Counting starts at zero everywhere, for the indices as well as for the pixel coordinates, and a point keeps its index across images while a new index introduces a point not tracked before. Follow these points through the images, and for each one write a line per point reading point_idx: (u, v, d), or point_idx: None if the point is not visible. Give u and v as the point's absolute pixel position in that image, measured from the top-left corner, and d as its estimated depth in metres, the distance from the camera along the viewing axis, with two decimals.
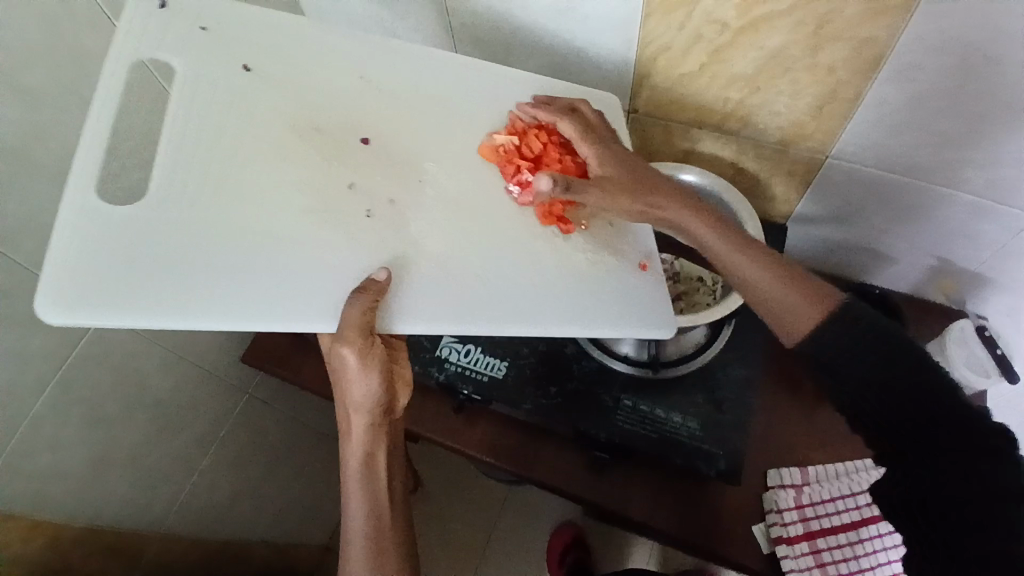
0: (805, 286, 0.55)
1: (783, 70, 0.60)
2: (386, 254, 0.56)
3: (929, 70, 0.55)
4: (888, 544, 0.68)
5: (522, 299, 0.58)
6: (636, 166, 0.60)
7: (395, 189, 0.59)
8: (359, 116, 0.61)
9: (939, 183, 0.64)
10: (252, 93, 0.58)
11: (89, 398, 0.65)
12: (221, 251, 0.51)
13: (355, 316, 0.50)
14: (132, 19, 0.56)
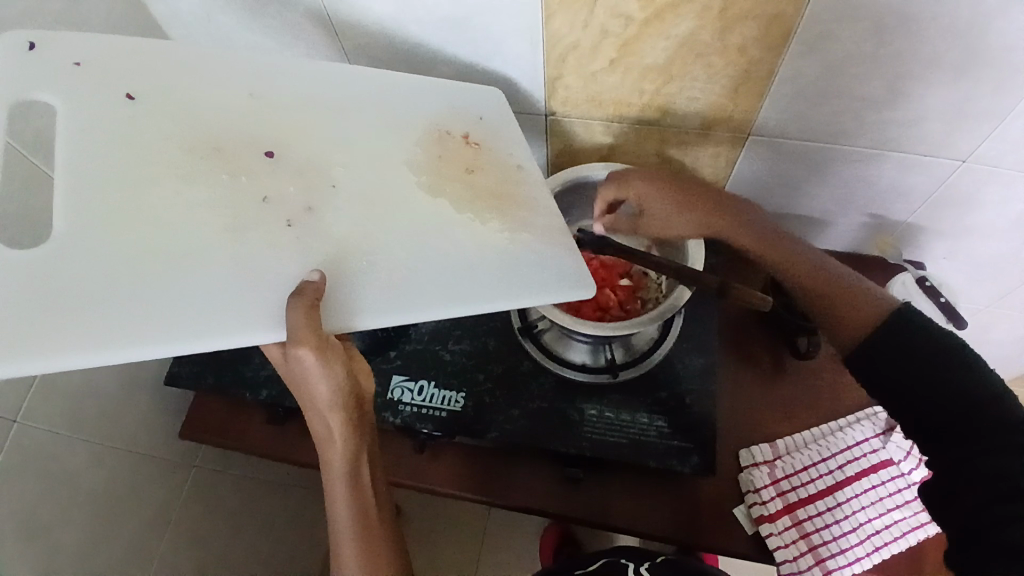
0: (866, 303, 0.56)
1: (694, 56, 0.59)
2: (311, 259, 0.51)
3: (841, 38, 0.54)
4: (865, 503, 0.69)
5: (463, 283, 0.53)
6: (704, 195, 0.65)
7: (309, 197, 0.54)
8: (259, 129, 0.56)
9: (865, 145, 0.64)
10: (140, 120, 0.53)
11: (20, 510, 0.59)
12: (141, 278, 0.47)
13: (301, 320, 0.45)
14: (7, 63, 0.51)
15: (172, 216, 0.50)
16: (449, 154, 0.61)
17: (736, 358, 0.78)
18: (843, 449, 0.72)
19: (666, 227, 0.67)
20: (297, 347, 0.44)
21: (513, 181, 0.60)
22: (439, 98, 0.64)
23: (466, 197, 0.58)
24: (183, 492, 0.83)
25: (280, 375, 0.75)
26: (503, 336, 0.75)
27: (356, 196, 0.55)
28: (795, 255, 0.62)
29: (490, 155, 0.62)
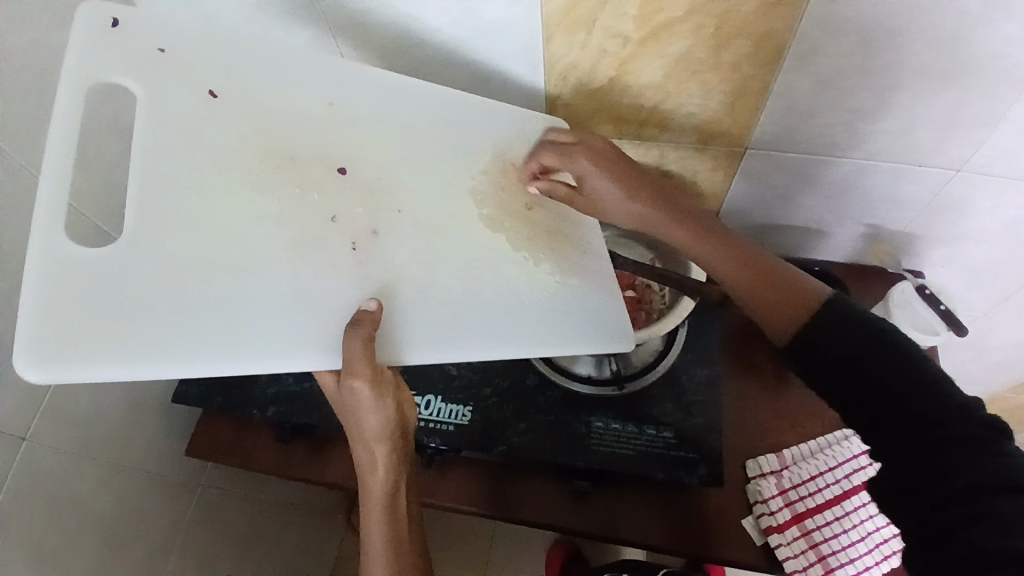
0: (795, 291, 0.56)
1: (690, 73, 0.61)
2: (368, 290, 0.51)
3: (832, 52, 0.55)
4: (873, 512, 0.69)
5: (512, 313, 0.56)
6: (631, 168, 0.60)
7: (375, 221, 0.54)
8: (331, 145, 0.55)
9: (860, 156, 0.66)
10: (215, 117, 0.51)
11: (30, 529, 0.59)
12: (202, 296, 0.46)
13: (358, 352, 0.47)
14: (87, 41, 0.48)
15: (246, 224, 0.49)
16: (510, 184, 0.62)
17: (740, 369, 0.79)
18: (851, 457, 0.72)
19: (597, 195, 0.60)
20: (355, 379, 0.47)
21: (565, 221, 0.63)
22: (496, 117, 0.64)
23: (524, 234, 0.60)
24: (190, 511, 0.83)
25: (289, 393, 0.76)
26: (509, 350, 0.76)
27: (418, 223, 0.56)
28: (719, 233, 0.61)
29: (548, 187, 0.64)
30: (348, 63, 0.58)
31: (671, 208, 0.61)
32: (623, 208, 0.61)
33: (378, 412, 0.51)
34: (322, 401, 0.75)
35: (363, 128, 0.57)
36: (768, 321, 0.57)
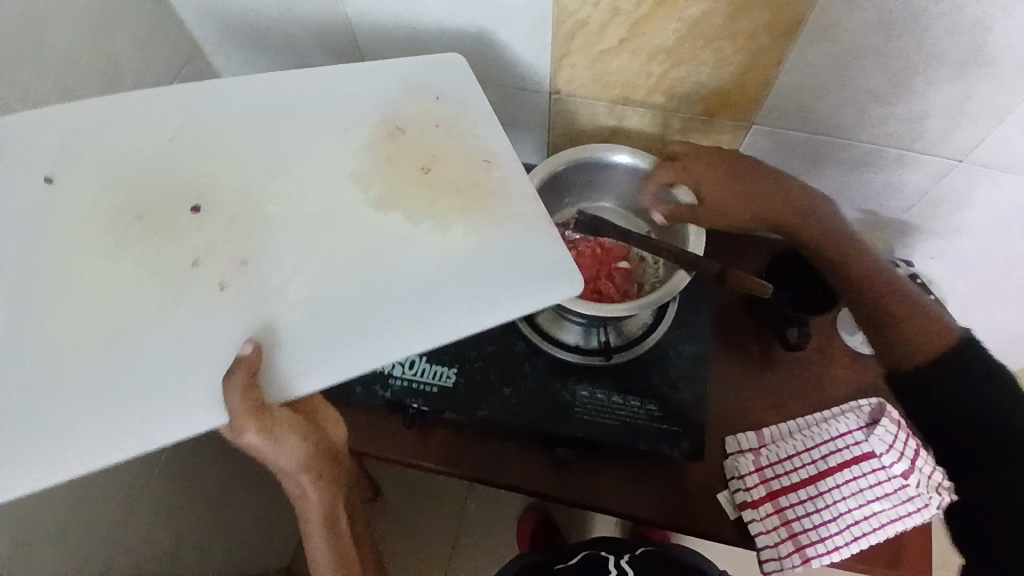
0: (927, 324, 0.52)
1: (703, 41, 0.59)
2: (249, 320, 0.44)
3: (850, 29, 0.54)
4: (845, 493, 0.69)
5: (421, 305, 0.46)
6: (770, 187, 0.60)
7: (246, 249, 0.47)
8: (183, 178, 0.50)
9: (865, 140, 0.65)
10: (65, 237, 0.46)
11: None
12: (75, 389, 0.40)
13: (239, 403, 0.40)
14: None
15: (100, 300, 0.44)
16: (401, 149, 0.53)
17: (727, 346, 0.79)
18: (827, 439, 0.72)
19: (721, 205, 0.62)
20: (244, 431, 0.41)
21: (479, 169, 0.53)
22: (400, 91, 0.57)
23: (422, 200, 0.50)
24: None
25: None
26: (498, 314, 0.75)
27: (302, 229, 0.48)
28: (858, 257, 0.57)
29: (449, 140, 0.54)
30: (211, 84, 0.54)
31: (806, 229, 0.59)
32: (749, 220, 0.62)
33: (291, 442, 0.46)
34: None
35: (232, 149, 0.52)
36: (893, 355, 0.53)
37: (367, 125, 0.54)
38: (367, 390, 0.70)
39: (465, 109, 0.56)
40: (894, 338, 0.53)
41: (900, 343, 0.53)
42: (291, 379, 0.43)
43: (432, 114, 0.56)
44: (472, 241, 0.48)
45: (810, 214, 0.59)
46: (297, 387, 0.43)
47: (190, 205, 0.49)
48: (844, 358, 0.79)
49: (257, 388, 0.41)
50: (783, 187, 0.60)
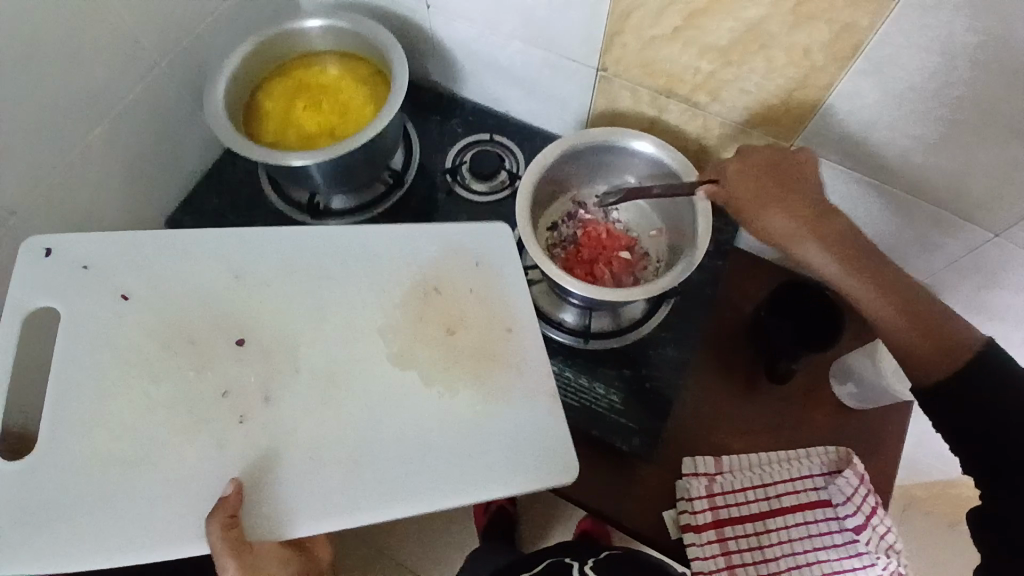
0: (936, 332, 0.50)
1: (758, 46, 0.57)
2: (235, 463, 0.53)
3: (908, 64, 0.52)
4: (792, 537, 0.68)
5: (414, 463, 0.55)
6: (818, 206, 0.56)
7: (268, 384, 0.56)
8: (230, 315, 0.58)
9: (903, 189, 0.63)
10: (126, 327, 0.56)
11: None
12: (115, 489, 0.51)
13: (221, 541, 0.49)
14: (27, 283, 0.57)
15: (143, 432, 0.53)
16: (429, 311, 0.61)
17: (713, 363, 0.77)
18: (786, 479, 0.70)
19: (780, 240, 0.56)
20: (226, 567, 0.50)
21: (496, 336, 0.60)
22: (436, 241, 0.64)
23: (439, 360, 0.59)
24: None
25: None
26: None
27: (309, 373, 0.57)
28: (903, 283, 0.52)
29: (479, 307, 0.61)
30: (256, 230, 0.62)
31: (862, 261, 0.53)
32: (814, 263, 0.55)
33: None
34: None
35: (294, 249, 0.62)
36: (918, 376, 0.52)
37: (404, 284, 0.62)
38: None
39: (501, 276, 0.63)
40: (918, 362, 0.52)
41: (917, 368, 0.51)
42: (279, 526, 0.52)
43: (468, 278, 0.62)
44: (457, 408, 0.57)
45: (857, 234, 0.55)
46: (286, 529, 0.52)
47: (235, 338, 0.58)
48: (827, 407, 0.76)
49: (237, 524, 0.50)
50: (828, 209, 0.56)
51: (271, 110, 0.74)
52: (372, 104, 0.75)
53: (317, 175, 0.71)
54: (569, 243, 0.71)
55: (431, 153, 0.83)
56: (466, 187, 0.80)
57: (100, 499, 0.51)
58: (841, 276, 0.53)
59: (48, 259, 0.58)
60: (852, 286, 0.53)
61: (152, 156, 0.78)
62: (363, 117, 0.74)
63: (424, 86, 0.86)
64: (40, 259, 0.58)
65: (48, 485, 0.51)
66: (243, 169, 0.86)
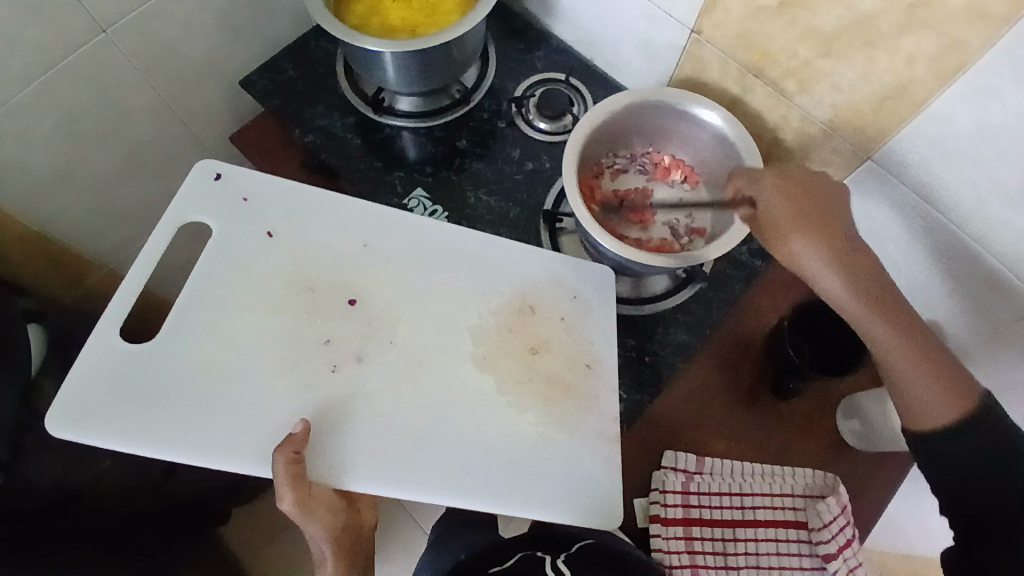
0: (955, 381, 0.51)
1: (861, 40, 0.54)
2: (307, 404, 0.60)
3: (1011, 99, 0.49)
4: (759, 550, 0.67)
5: (465, 456, 0.61)
6: (848, 234, 0.54)
7: (364, 348, 0.64)
8: (351, 278, 0.66)
9: (968, 236, 0.59)
10: (262, 259, 0.65)
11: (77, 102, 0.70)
12: (213, 397, 0.59)
13: (284, 472, 0.56)
14: (197, 194, 0.67)
15: (243, 347, 0.61)
16: (521, 328, 0.67)
17: (719, 362, 0.75)
18: (766, 493, 0.68)
19: (799, 259, 0.54)
20: (285, 497, 0.56)
21: (577, 372, 0.66)
22: (546, 270, 0.70)
23: (518, 376, 0.65)
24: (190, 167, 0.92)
25: (331, 131, 0.79)
26: (528, 212, 0.76)
27: (404, 355, 0.64)
28: (905, 321, 0.53)
29: (565, 338, 0.68)
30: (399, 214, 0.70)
31: (874, 295, 0.53)
32: (825, 285, 0.54)
33: (319, 523, 0.61)
34: (354, 154, 0.78)
35: (418, 245, 0.69)
36: (913, 414, 0.53)
37: (506, 298, 0.68)
38: None
39: (593, 314, 0.69)
40: (911, 399, 0.53)
41: (921, 409, 0.52)
42: (340, 474, 0.59)
43: (563, 307, 0.69)
44: (512, 419, 0.63)
45: (875, 267, 0.54)
46: (345, 481, 0.59)
47: (349, 297, 0.65)
48: (824, 437, 0.73)
49: (301, 462, 0.57)
50: (852, 236, 0.54)
51: None
52: (459, 11, 0.75)
53: (391, 70, 0.72)
54: (629, 197, 0.70)
55: (506, 80, 0.82)
56: (529, 122, 0.79)
57: (198, 402, 0.59)
58: (852, 304, 0.53)
59: (215, 182, 0.68)
60: (861, 315, 0.53)
61: (245, 9, 0.80)
62: (447, 20, 0.74)
63: (518, 12, 0.85)
64: (208, 180, 0.67)
65: (162, 376, 0.59)
66: (323, 47, 0.85)
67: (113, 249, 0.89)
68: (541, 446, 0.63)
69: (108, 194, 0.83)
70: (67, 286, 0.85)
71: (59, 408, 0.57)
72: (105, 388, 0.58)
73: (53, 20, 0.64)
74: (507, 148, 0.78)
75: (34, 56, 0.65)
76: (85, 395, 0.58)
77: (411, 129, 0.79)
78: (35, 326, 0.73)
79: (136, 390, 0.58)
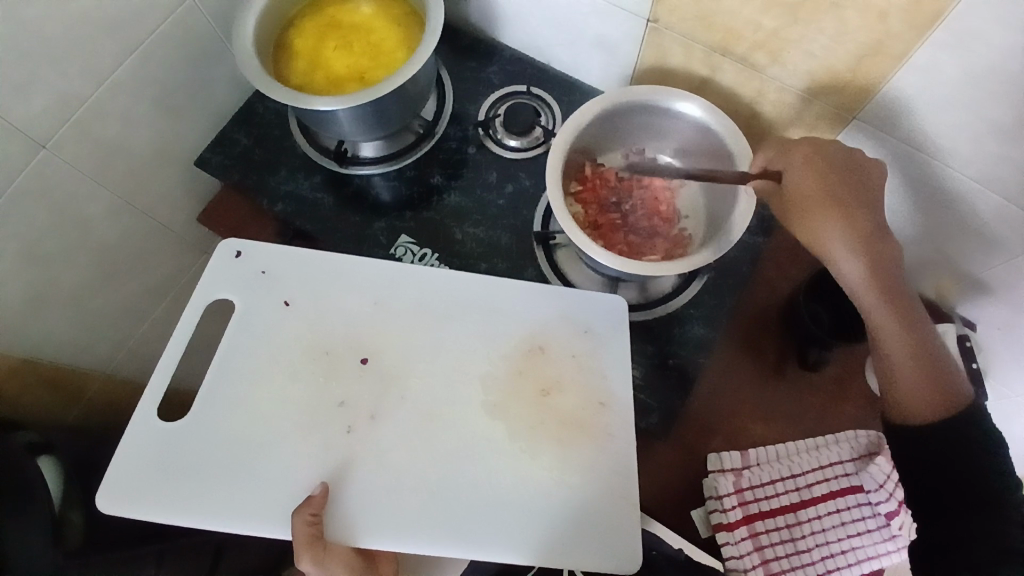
0: (943, 388, 0.54)
1: (828, 5, 0.52)
2: (324, 461, 0.61)
3: (991, 41, 0.47)
4: (826, 526, 0.66)
5: (509, 517, 0.60)
6: (875, 232, 0.55)
7: (378, 404, 0.63)
8: (365, 338, 0.66)
9: (970, 177, 0.57)
10: (280, 325, 0.66)
11: (24, 230, 0.68)
12: (231, 500, 0.59)
13: (301, 530, 0.57)
14: (217, 268, 0.68)
15: (268, 417, 0.63)
16: (531, 368, 0.65)
17: (741, 345, 0.73)
18: (816, 468, 0.68)
19: (826, 245, 0.56)
20: (301, 559, 0.56)
21: (592, 410, 0.64)
22: (554, 304, 0.68)
23: (545, 424, 0.63)
24: (167, 258, 0.89)
25: (301, 195, 0.76)
26: (518, 236, 0.74)
27: (430, 430, 0.63)
28: (911, 307, 0.55)
29: (580, 375, 0.65)
30: (409, 267, 0.69)
31: (890, 285, 0.55)
32: (848, 278, 0.56)
33: None
34: (328, 214, 0.75)
35: (427, 314, 0.67)
36: (896, 402, 0.56)
37: (516, 341, 0.67)
38: None
39: (608, 349, 0.67)
40: (898, 389, 0.56)
41: (905, 396, 0.55)
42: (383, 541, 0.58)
43: (574, 344, 0.67)
44: (550, 460, 0.62)
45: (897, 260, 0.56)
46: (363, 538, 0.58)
47: (362, 356, 0.65)
48: (859, 397, 0.72)
49: (318, 523, 0.58)
50: (880, 222, 0.56)
51: (302, 49, 0.72)
52: (403, 47, 0.72)
53: (349, 122, 0.69)
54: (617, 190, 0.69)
55: (465, 102, 0.79)
56: (498, 142, 0.77)
57: (216, 507, 0.59)
58: (865, 294, 0.55)
59: (237, 260, 0.69)
60: (869, 304, 0.55)
61: (184, 87, 0.77)
62: (394, 60, 0.71)
63: (465, 29, 0.82)
64: (231, 258, 0.69)
65: (187, 498, 0.60)
66: (272, 109, 0.81)
67: (108, 357, 0.85)
68: (573, 485, 0.62)
69: (90, 308, 0.80)
70: (69, 405, 0.80)
71: (107, 487, 0.60)
72: (137, 478, 0.60)
73: None
74: (482, 174, 0.76)
75: None
76: (128, 474, 0.61)
77: (382, 174, 0.77)
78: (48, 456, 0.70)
79: (158, 478, 0.60)
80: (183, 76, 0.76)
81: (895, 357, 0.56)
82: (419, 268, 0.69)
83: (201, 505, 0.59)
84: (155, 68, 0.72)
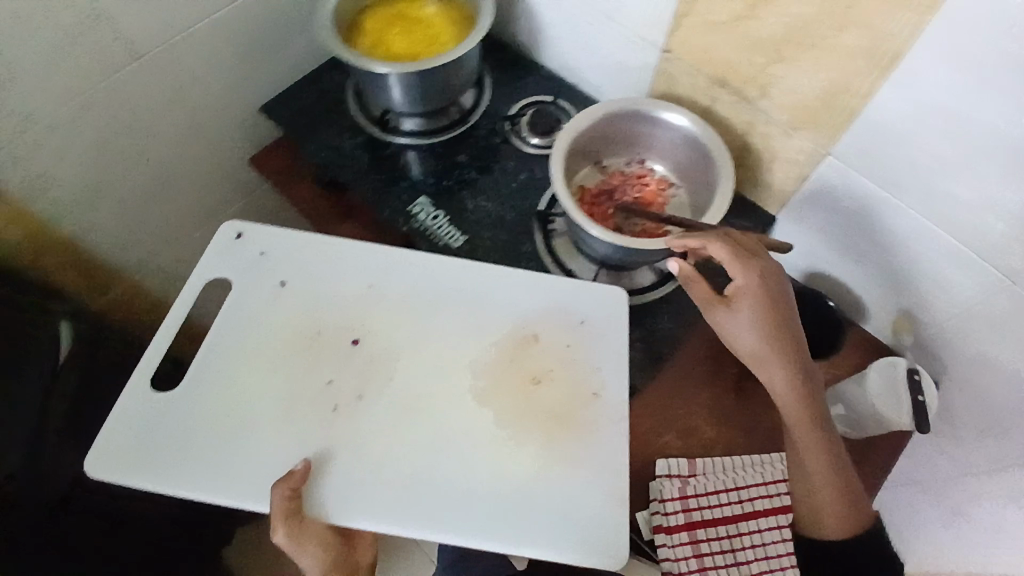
0: (850, 517, 0.65)
1: (807, 44, 0.61)
2: (306, 441, 0.64)
3: (939, 83, 0.55)
4: (766, 541, 0.68)
5: (459, 447, 0.64)
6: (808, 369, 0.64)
7: (363, 385, 0.67)
8: (355, 318, 0.70)
9: (925, 214, 0.63)
10: (298, 251, 0.74)
11: (102, 127, 0.79)
12: (214, 440, 0.63)
13: (280, 504, 0.59)
14: (217, 252, 0.74)
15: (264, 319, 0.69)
16: (521, 357, 0.69)
17: (707, 354, 0.78)
18: (760, 483, 0.70)
19: (767, 367, 0.64)
20: (277, 531, 0.59)
21: (585, 401, 0.67)
22: (546, 298, 0.73)
23: (508, 375, 0.68)
24: (213, 194, 1.00)
25: (341, 150, 0.86)
26: (522, 216, 0.82)
27: (404, 357, 0.68)
28: (829, 433, 0.65)
29: (569, 367, 0.69)
30: (396, 255, 0.74)
31: (813, 412, 0.64)
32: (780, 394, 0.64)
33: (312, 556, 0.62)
34: (361, 168, 0.85)
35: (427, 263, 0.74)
36: (808, 518, 0.67)
37: (506, 331, 0.70)
38: (391, 219, 0.81)
39: (600, 339, 0.70)
40: (814, 511, 0.66)
41: (818, 520, 0.66)
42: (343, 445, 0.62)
43: (568, 334, 0.70)
44: (505, 407, 0.66)
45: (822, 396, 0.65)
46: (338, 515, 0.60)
47: (352, 336, 0.70)
48: None
49: (296, 497, 0.60)
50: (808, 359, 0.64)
51: (369, 29, 0.84)
52: (454, 42, 0.84)
53: (396, 91, 0.79)
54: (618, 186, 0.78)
55: (499, 103, 0.90)
56: (522, 139, 0.86)
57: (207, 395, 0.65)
58: (792, 415, 0.64)
59: (237, 241, 0.75)
60: (798, 431, 0.64)
61: (264, 48, 0.90)
62: (444, 49, 0.83)
63: (511, 47, 0.95)
64: (232, 240, 0.74)
65: (179, 415, 0.65)
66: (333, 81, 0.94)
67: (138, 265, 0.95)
68: (527, 433, 0.65)
69: (134, 216, 0.90)
70: (95, 293, 0.91)
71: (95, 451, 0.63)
72: (134, 420, 0.65)
73: (92, 50, 0.72)
74: (502, 161, 0.85)
75: (74, 83, 0.73)
76: (119, 426, 0.64)
77: (415, 147, 0.87)
78: (68, 323, 0.78)
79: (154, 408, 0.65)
80: (267, 38, 0.89)
81: (814, 480, 0.65)
82: (418, 255, 0.74)
83: (193, 445, 0.63)
84: (244, 26, 0.86)
